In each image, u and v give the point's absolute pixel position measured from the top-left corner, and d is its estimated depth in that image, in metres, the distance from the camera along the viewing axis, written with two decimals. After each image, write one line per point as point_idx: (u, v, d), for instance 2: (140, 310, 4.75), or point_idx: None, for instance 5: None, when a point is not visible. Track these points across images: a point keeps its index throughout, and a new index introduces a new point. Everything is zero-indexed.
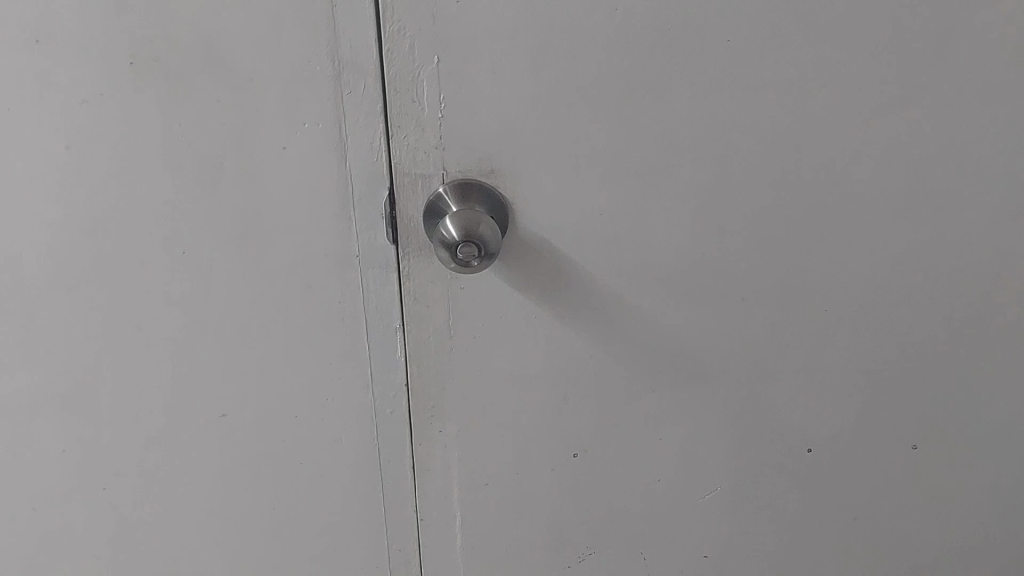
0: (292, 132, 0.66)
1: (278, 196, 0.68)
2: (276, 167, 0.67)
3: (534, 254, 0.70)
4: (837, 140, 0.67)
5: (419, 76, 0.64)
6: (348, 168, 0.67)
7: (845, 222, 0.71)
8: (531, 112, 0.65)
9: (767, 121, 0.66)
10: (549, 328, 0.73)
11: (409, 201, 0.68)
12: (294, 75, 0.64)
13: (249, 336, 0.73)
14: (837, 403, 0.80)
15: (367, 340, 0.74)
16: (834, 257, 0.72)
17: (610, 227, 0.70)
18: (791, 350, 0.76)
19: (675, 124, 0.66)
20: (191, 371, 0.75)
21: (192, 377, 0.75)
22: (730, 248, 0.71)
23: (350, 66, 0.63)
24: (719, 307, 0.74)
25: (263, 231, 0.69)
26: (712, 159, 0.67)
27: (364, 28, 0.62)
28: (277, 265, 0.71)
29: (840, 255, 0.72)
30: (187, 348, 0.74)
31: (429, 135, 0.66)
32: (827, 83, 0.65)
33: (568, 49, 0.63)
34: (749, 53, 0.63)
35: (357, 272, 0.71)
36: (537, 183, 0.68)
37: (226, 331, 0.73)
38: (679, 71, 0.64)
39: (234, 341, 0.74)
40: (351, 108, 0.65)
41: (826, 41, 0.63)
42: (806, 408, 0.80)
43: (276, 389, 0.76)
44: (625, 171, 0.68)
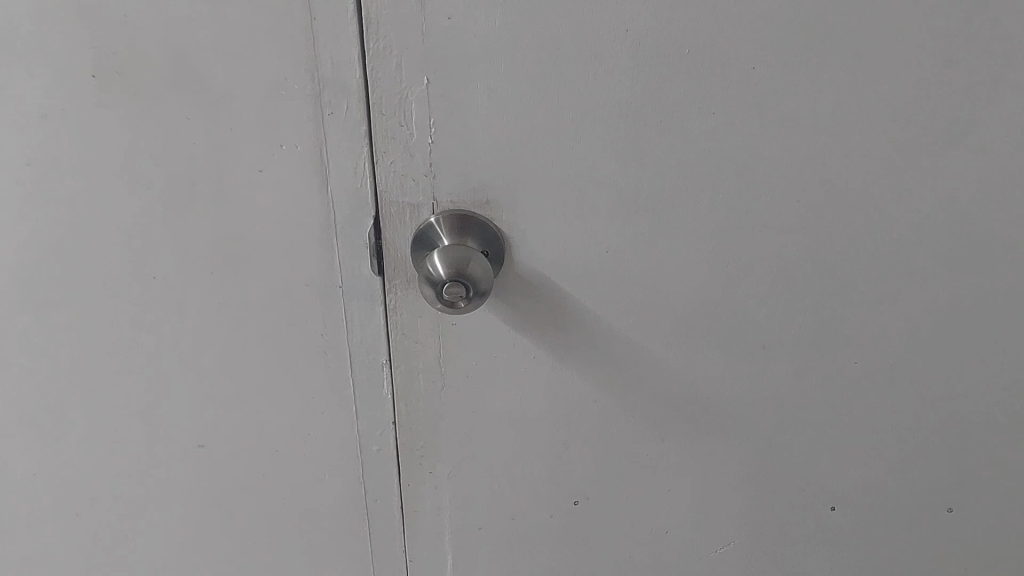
0: (269, 154, 0.60)
1: (254, 223, 0.62)
2: (252, 191, 0.61)
3: (534, 291, 0.64)
4: (874, 177, 0.60)
5: (407, 97, 0.57)
6: (330, 193, 0.61)
7: (879, 266, 0.64)
8: (532, 141, 0.59)
9: (795, 155, 0.59)
10: (549, 370, 0.67)
11: (397, 230, 0.62)
12: (271, 93, 0.58)
13: (226, 367, 0.68)
14: (863, 456, 0.74)
15: (352, 374, 0.68)
16: (865, 302, 0.66)
17: (618, 265, 0.63)
18: (815, 400, 0.70)
19: (692, 158, 0.59)
20: (164, 402, 0.69)
21: (167, 407, 0.70)
22: (751, 291, 0.64)
23: (332, 84, 0.57)
24: (737, 353, 0.67)
25: (238, 259, 0.63)
26: (733, 196, 0.61)
27: (347, 43, 0.56)
28: (254, 296, 0.65)
29: (873, 302, 0.66)
30: (158, 379, 0.68)
31: (419, 162, 0.60)
32: (863, 115, 0.58)
33: (573, 73, 0.56)
34: (775, 82, 0.57)
35: (340, 303, 0.65)
36: (538, 217, 0.61)
37: (200, 363, 0.68)
38: (698, 99, 0.57)
39: (210, 371, 0.68)
40: (333, 129, 0.59)
41: (861, 68, 0.56)
42: (829, 458, 0.73)
43: (255, 422, 0.70)
44: (636, 207, 0.61)
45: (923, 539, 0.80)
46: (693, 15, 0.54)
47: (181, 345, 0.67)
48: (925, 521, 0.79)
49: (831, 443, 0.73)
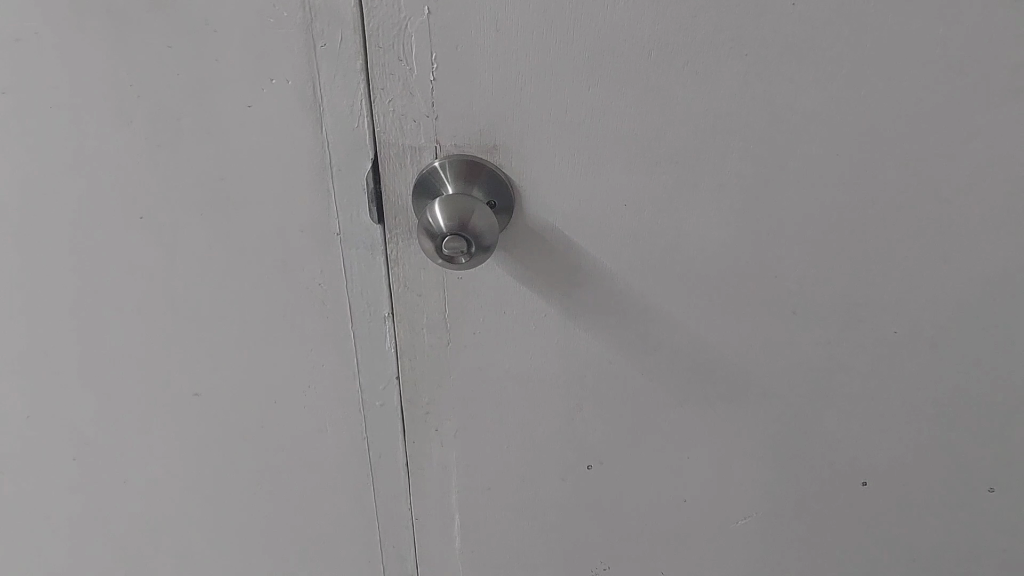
0: (258, 89, 0.55)
1: (244, 162, 0.58)
2: (241, 128, 0.56)
3: (544, 245, 0.59)
4: (926, 129, 0.54)
5: (406, 29, 0.52)
6: (324, 133, 0.56)
7: (927, 228, 0.58)
8: (544, 81, 0.53)
9: (839, 103, 0.53)
10: (561, 330, 0.62)
11: (396, 175, 0.57)
12: (258, 21, 0.52)
13: (219, 311, 0.64)
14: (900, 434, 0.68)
15: (353, 325, 0.64)
16: (911, 268, 0.59)
17: (636, 221, 0.57)
18: (849, 371, 0.64)
19: (722, 105, 0.53)
20: (157, 343, 0.67)
21: (161, 350, 0.67)
22: (784, 250, 0.58)
23: (324, 13, 0.52)
24: (766, 318, 0.61)
25: (228, 200, 0.59)
26: (766, 148, 0.54)
27: None
28: (246, 239, 0.61)
29: (917, 270, 0.59)
30: (149, 320, 0.65)
31: (420, 102, 0.54)
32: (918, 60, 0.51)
33: (589, 5, 0.50)
34: (820, 20, 0.50)
35: (339, 251, 0.61)
36: (549, 163, 0.56)
37: (194, 306, 0.64)
38: (729, 39, 0.51)
39: (204, 315, 0.65)
40: (325, 63, 0.53)
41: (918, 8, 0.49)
42: (862, 436, 0.67)
43: (253, 369, 0.67)
44: (658, 158, 0.55)
45: (964, 527, 0.74)
46: None
47: (171, 286, 0.64)
48: (966, 510, 0.73)
49: (864, 421, 0.66)
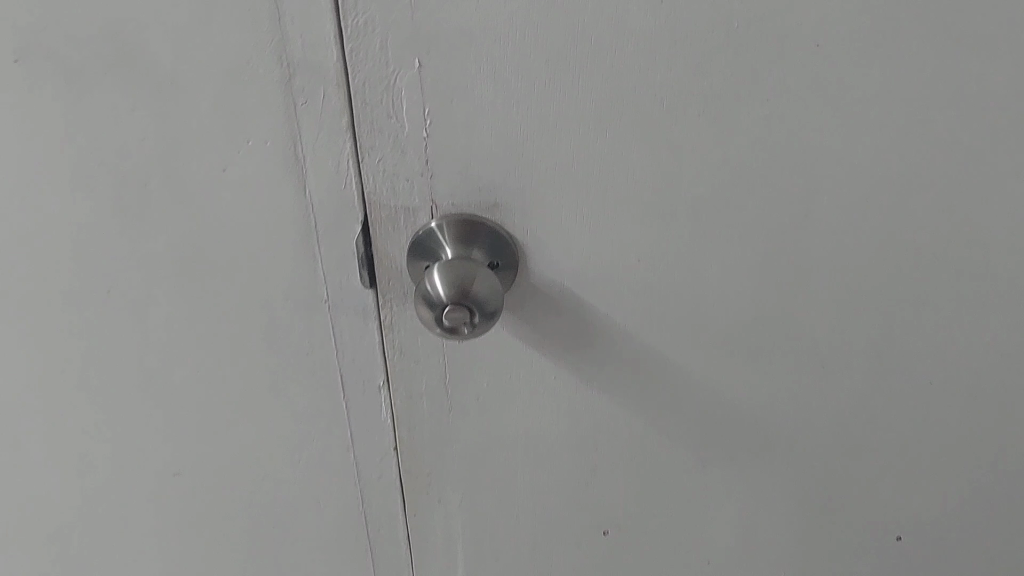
0: (234, 151, 0.50)
1: (220, 228, 0.53)
2: (217, 193, 0.52)
3: (551, 305, 0.54)
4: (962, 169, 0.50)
5: (396, 82, 0.47)
6: (309, 196, 0.51)
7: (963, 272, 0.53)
8: (547, 132, 0.48)
9: (868, 147, 0.49)
10: (571, 392, 0.58)
11: (389, 238, 0.52)
12: (232, 79, 0.47)
13: (198, 386, 0.59)
14: (935, 479, 0.63)
15: (345, 397, 0.59)
16: (946, 315, 0.55)
17: (650, 277, 0.53)
18: (879, 421, 0.59)
19: (741, 150, 0.49)
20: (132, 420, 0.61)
21: (137, 427, 0.62)
22: (809, 301, 0.54)
23: (304, 68, 0.47)
24: (790, 372, 0.57)
25: (205, 269, 0.54)
26: (789, 196, 0.50)
27: (321, 18, 0.45)
28: (225, 309, 0.56)
29: (948, 310, 0.55)
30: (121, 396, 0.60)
31: (413, 160, 0.50)
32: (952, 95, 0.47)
33: (595, 51, 0.46)
34: (848, 59, 0.46)
35: (328, 320, 0.56)
36: (555, 219, 0.51)
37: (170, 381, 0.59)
38: (749, 82, 0.46)
39: (182, 391, 0.60)
40: (307, 122, 0.49)
41: (952, 41, 0.46)
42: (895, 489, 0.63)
43: (237, 446, 0.62)
44: (673, 207, 0.51)
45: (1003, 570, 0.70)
46: None
47: (144, 360, 0.58)
48: (1008, 548, 0.68)
49: (895, 471, 0.62)
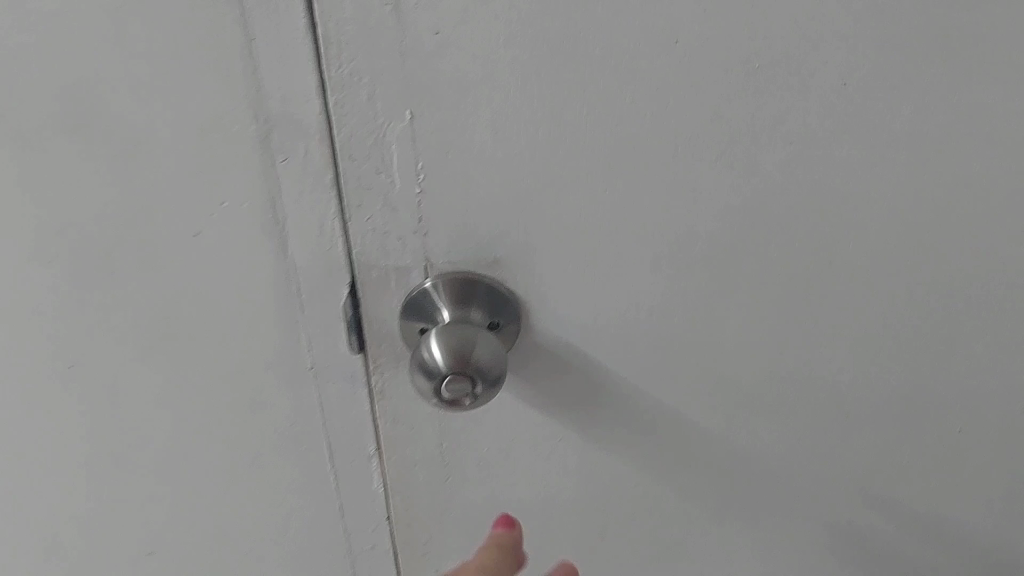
0: (206, 213, 0.46)
1: (193, 295, 0.48)
2: (189, 258, 0.47)
3: (556, 364, 0.50)
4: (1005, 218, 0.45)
5: (385, 136, 0.43)
6: (291, 259, 0.47)
7: (1005, 327, 0.49)
8: (551, 183, 0.45)
9: (902, 191, 0.44)
10: (578, 454, 0.54)
11: (380, 300, 0.48)
12: (203, 136, 0.43)
13: (173, 461, 0.55)
14: (970, 541, 0.58)
15: (333, 466, 0.55)
16: (986, 371, 0.50)
17: (661, 333, 0.49)
18: (909, 477, 0.54)
19: (761, 196, 0.44)
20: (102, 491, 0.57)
21: (108, 504, 0.57)
22: (835, 356, 0.49)
23: (284, 124, 0.43)
24: (813, 427, 0.52)
25: (177, 338, 0.50)
26: (812, 244, 0.46)
27: (301, 69, 0.41)
28: (200, 380, 0.51)
29: (988, 361, 0.50)
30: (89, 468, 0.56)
31: (405, 217, 0.46)
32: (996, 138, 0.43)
33: (602, 97, 0.42)
34: (880, 98, 0.41)
35: (313, 388, 0.52)
36: (560, 275, 0.47)
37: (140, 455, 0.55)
38: (769, 125, 0.42)
39: (155, 467, 0.55)
40: (287, 180, 0.44)
41: (996, 78, 0.41)
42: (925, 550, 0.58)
43: (218, 518, 0.58)
44: (687, 258, 0.46)
45: None
46: (760, 16, 0.39)
47: (110, 436, 0.54)
48: None
49: (926, 527, 0.57)
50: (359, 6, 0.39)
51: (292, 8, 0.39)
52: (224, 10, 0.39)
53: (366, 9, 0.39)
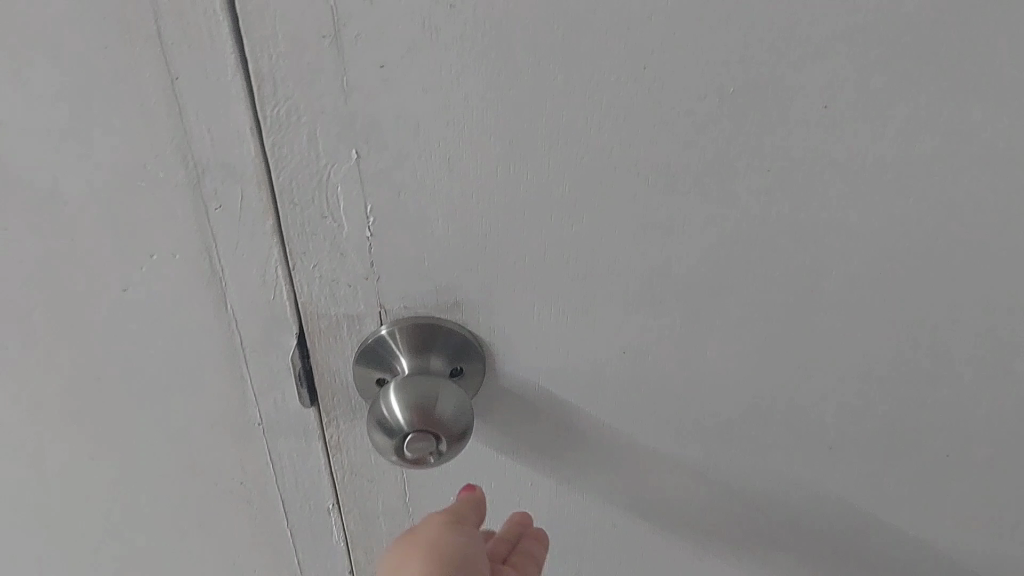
0: (134, 266, 0.41)
1: (125, 351, 0.44)
2: (118, 313, 0.43)
3: (523, 406, 0.47)
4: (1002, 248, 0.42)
5: (330, 177, 0.39)
6: (231, 312, 0.43)
7: (1002, 360, 0.45)
8: (513, 222, 0.41)
9: (891, 220, 0.41)
10: (549, 491, 0.51)
11: (331, 351, 0.45)
12: (125, 185, 0.39)
13: (119, 512, 0.52)
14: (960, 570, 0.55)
15: (289, 514, 0.52)
16: (981, 407, 0.47)
17: (635, 370, 0.46)
18: (899, 511, 0.52)
19: (740, 228, 0.41)
20: (45, 543, 0.54)
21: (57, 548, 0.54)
22: (816, 386, 0.46)
23: (216, 168, 0.38)
24: (796, 459, 0.49)
25: (111, 394, 0.46)
26: (792, 273, 0.43)
27: (233, 109, 0.37)
28: (139, 436, 0.48)
29: (981, 389, 0.47)
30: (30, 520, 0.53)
31: (355, 263, 0.42)
32: (993, 164, 0.39)
33: (566, 127, 0.38)
34: (867, 125, 0.38)
35: (262, 443, 0.48)
36: (525, 316, 0.44)
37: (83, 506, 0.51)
38: (746, 151, 0.39)
39: (102, 516, 0.52)
40: (222, 229, 0.40)
41: (994, 102, 0.38)
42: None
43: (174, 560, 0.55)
44: (662, 293, 0.43)
45: None
46: (734, 37, 0.36)
47: (49, 488, 0.50)
48: None
49: (917, 557, 0.54)
50: (294, 39, 0.35)
51: (219, 43, 0.35)
52: (140, 49, 0.35)
53: (301, 42, 0.35)
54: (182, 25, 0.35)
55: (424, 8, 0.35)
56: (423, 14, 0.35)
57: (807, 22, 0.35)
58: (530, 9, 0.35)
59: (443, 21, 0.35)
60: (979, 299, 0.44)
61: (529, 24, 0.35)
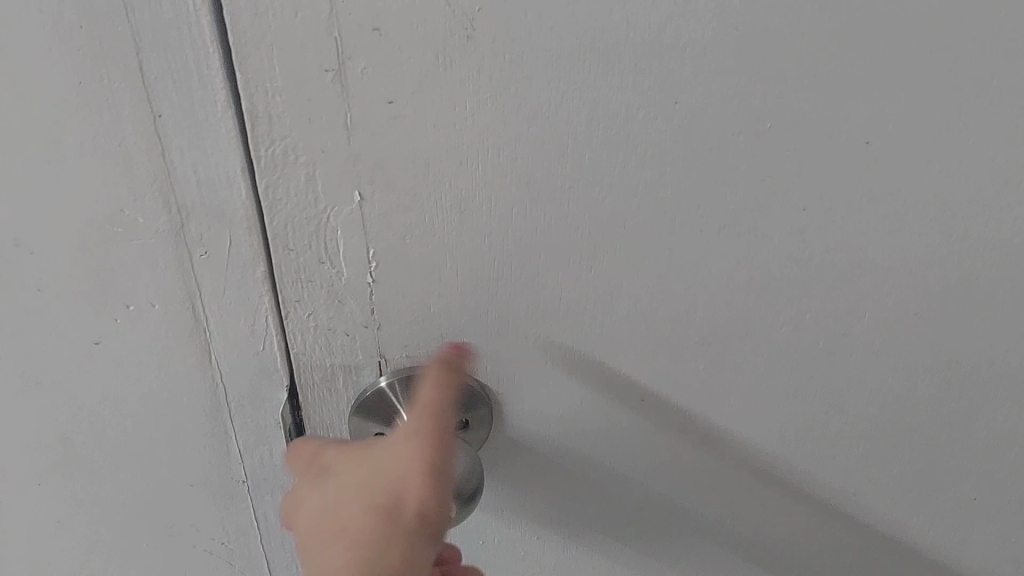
0: (109, 319, 0.38)
1: (98, 406, 0.41)
2: (89, 369, 0.39)
3: (532, 454, 0.44)
4: None
5: (328, 221, 0.35)
6: (216, 363, 0.39)
7: None
8: (528, 268, 0.37)
9: (930, 261, 0.38)
10: (554, 533, 0.49)
11: (324, 402, 0.41)
12: (99, 233, 0.35)
13: (93, 566, 0.48)
14: None
15: (277, 564, 0.49)
16: (1011, 450, 0.45)
17: (652, 418, 0.43)
18: (918, 553, 0.49)
19: (772, 272, 0.38)
20: None
21: None
22: (842, 432, 0.44)
23: (202, 213, 0.35)
24: (816, 505, 0.47)
25: (81, 453, 0.42)
26: (825, 318, 0.40)
27: (222, 149, 0.33)
28: (114, 493, 0.44)
29: (1018, 434, 0.44)
30: None
31: (354, 311, 0.38)
32: None
33: (590, 167, 0.35)
34: (911, 162, 0.35)
35: (247, 498, 0.45)
36: (537, 364, 0.41)
37: (54, 565, 0.48)
38: (782, 191, 0.36)
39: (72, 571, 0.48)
40: (208, 277, 0.37)
41: None
42: None
43: None
44: (684, 339, 0.40)
45: None
46: (775, 71, 0.33)
47: (12, 551, 0.47)
48: None
49: None
50: (292, 72, 0.32)
51: (207, 77, 0.31)
52: (117, 86, 0.31)
53: (300, 76, 0.32)
54: (166, 58, 0.31)
55: (438, 39, 0.31)
56: (436, 44, 0.31)
57: (855, 55, 0.32)
58: (554, 40, 0.32)
59: (458, 53, 0.32)
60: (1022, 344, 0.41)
61: (553, 57, 0.32)
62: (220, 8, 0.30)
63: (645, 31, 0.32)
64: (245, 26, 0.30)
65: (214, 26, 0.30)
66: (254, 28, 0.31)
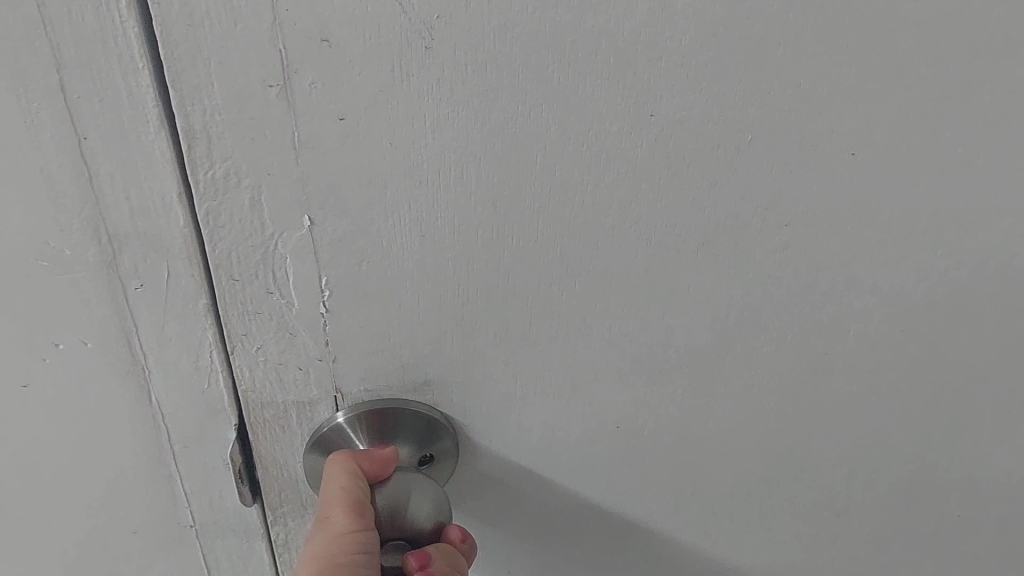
0: (37, 360, 0.34)
1: (29, 453, 0.37)
2: (17, 414, 0.36)
3: (501, 484, 0.42)
4: None
5: (276, 249, 0.32)
6: (157, 402, 0.36)
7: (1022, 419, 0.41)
8: (495, 293, 0.35)
9: (917, 273, 0.36)
10: (527, 562, 0.46)
11: (277, 441, 0.38)
12: (23, 267, 0.32)
13: None
14: None
15: None
16: (998, 465, 0.43)
17: (627, 445, 0.41)
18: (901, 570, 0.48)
19: (752, 290, 0.36)
20: None
21: None
22: (825, 453, 0.42)
23: (136, 243, 0.32)
24: (799, 524, 0.45)
25: (11, 501, 0.39)
26: (808, 337, 0.38)
27: (155, 174, 0.30)
28: (53, 539, 0.41)
29: (1004, 449, 0.42)
30: None
31: (307, 343, 0.35)
32: None
33: (560, 185, 0.32)
34: (898, 173, 0.33)
35: (196, 542, 0.42)
36: (505, 393, 0.38)
37: None
38: (763, 207, 0.34)
39: None
40: (145, 312, 0.33)
41: None
42: None
43: None
44: (660, 362, 0.38)
45: None
46: (757, 79, 0.30)
47: None
48: None
49: None
50: (232, 89, 0.29)
51: (137, 95, 0.28)
52: (36, 107, 0.28)
53: (241, 94, 0.29)
54: (90, 75, 0.28)
55: (393, 50, 0.28)
56: (391, 55, 0.28)
57: (842, 62, 0.30)
58: (520, 51, 0.29)
59: (415, 65, 0.29)
60: (1008, 357, 0.39)
61: (519, 68, 0.29)
62: (150, 20, 0.27)
63: (618, 39, 0.29)
64: (178, 38, 0.27)
65: (143, 38, 0.27)
66: (188, 41, 0.27)
